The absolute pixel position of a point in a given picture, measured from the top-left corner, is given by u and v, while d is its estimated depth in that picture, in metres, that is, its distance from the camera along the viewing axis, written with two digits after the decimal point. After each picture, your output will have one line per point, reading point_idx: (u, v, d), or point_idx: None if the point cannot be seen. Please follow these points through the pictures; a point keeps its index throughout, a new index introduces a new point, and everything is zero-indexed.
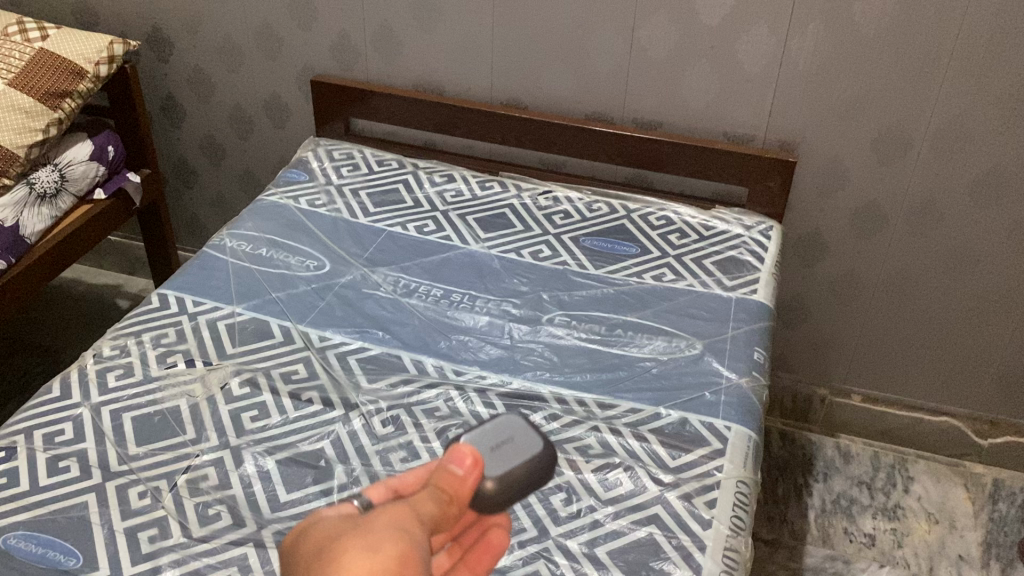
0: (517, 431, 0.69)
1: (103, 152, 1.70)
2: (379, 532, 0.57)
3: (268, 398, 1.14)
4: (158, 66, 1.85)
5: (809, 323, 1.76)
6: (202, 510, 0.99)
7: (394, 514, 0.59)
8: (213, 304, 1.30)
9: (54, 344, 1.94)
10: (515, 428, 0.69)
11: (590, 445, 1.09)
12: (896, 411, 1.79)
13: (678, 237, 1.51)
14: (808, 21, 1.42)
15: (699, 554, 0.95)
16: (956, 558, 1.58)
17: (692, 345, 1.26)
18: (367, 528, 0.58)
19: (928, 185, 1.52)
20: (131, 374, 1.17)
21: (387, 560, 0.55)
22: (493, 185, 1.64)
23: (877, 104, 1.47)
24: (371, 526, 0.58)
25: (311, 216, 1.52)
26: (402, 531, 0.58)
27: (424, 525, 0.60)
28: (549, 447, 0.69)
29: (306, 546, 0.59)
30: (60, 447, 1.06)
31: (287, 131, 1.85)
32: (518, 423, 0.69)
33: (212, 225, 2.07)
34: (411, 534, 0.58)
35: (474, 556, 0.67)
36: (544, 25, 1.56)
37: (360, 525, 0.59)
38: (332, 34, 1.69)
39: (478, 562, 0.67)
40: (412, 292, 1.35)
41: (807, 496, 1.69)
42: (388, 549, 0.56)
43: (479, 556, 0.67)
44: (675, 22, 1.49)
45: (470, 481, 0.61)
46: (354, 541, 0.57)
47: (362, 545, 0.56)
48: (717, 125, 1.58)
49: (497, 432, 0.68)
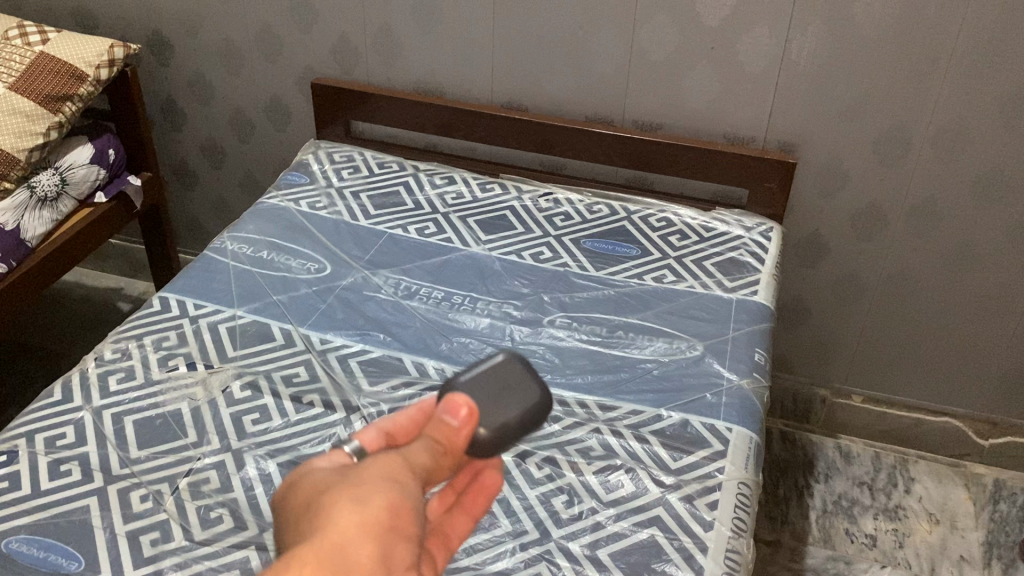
0: (514, 378, 0.71)
1: (103, 155, 1.71)
2: (370, 483, 0.59)
3: (269, 401, 1.14)
4: (159, 69, 1.85)
5: (809, 324, 1.76)
6: (203, 513, 0.99)
7: (384, 464, 0.61)
8: (214, 308, 1.30)
9: (54, 347, 1.94)
10: (514, 374, 0.71)
11: (592, 446, 1.09)
12: (897, 411, 1.79)
13: (678, 239, 1.51)
14: (807, 23, 1.42)
15: (701, 556, 0.96)
16: (957, 559, 1.58)
17: (693, 347, 1.26)
18: (358, 478, 0.60)
19: (928, 186, 1.53)
20: (132, 377, 1.17)
21: (375, 512, 0.57)
22: (493, 187, 1.64)
23: (877, 105, 1.47)
24: (362, 477, 0.60)
25: (311, 218, 1.52)
26: (392, 480, 0.60)
27: (414, 472, 0.62)
28: (546, 393, 0.71)
29: (298, 494, 0.61)
30: (61, 451, 1.06)
31: (287, 133, 1.85)
32: (517, 370, 0.71)
33: (212, 227, 2.07)
34: (400, 486, 0.60)
35: (472, 499, 0.70)
36: (544, 27, 1.56)
37: (350, 475, 0.61)
38: (332, 37, 1.69)
39: (473, 504, 0.70)
40: (413, 294, 1.35)
41: (808, 497, 1.69)
42: (377, 502, 0.58)
43: (473, 498, 0.70)
44: (676, 24, 1.49)
45: (463, 432, 0.63)
46: (344, 492, 0.59)
47: (355, 494, 0.58)
48: (717, 127, 1.58)
49: (492, 379, 0.70)
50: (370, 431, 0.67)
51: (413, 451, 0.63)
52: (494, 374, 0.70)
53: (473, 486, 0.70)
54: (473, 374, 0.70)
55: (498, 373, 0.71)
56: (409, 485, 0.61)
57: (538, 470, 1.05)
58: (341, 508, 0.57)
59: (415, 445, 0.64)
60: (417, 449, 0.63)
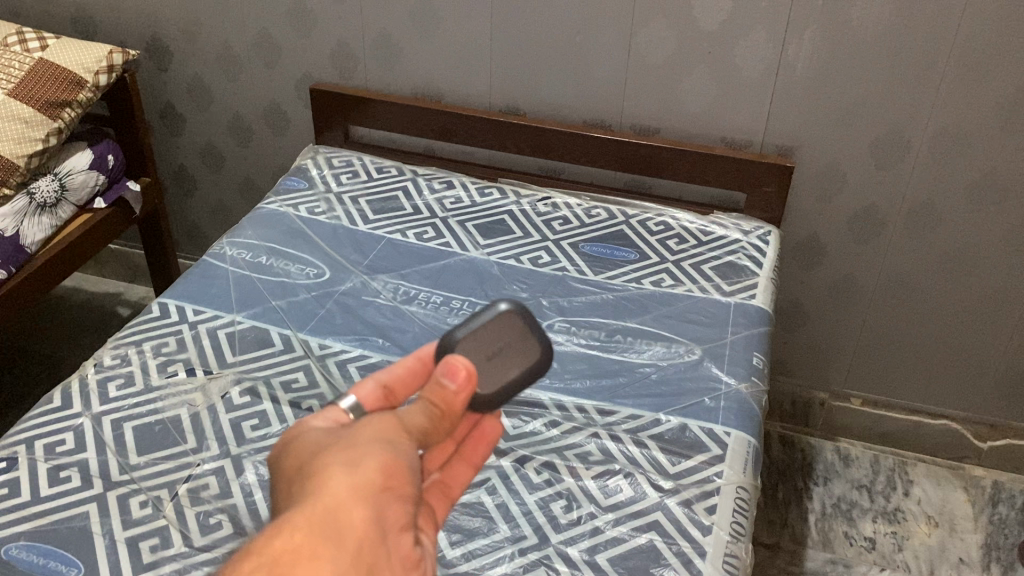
0: (514, 334, 0.78)
1: (102, 160, 1.71)
2: (364, 445, 0.64)
3: (268, 406, 1.15)
4: (158, 75, 1.85)
5: (808, 327, 1.76)
6: (203, 519, 1.00)
7: (379, 426, 0.66)
8: (214, 314, 1.30)
9: (54, 351, 1.95)
10: (514, 332, 0.78)
11: (590, 451, 1.09)
12: (896, 413, 1.79)
13: (676, 243, 1.51)
14: (804, 27, 1.43)
15: (699, 560, 0.96)
16: (956, 561, 1.58)
17: (692, 351, 1.26)
18: (352, 440, 0.64)
19: (925, 189, 1.53)
20: (131, 383, 1.17)
21: (370, 475, 0.62)
22: (492, 192, 1.64)
23: (875, 108, 1.48)
24: (356, 439, 0.64)
25: (310, 223, 1.52)
26: (387, 442, 0.65)
27: (407, 434, 0.67)
28: (546, 352, 0.79)
29: (293, 454, 0.65)
30: (61, 457, 1.06)
31: (286, 139, 1.85)
32: (518, 327, 0.78)
33: (212, 232, 2.07)
34: (394, 449, 0.64)
35: (471, 446, 0.79)
36: (543, 32, 1.56)
37: (346, 438, 0.65)
38: (331, 42, 1.70)
39: (474, 452, 0.79)
40: (412, 299, 1.35)
41: (807, 500, 1.69)
42: (372, 464, 0.62)
43: (474, 447, 0.79)
44: (674, 29, 1.49)
45: (462, 394, 0.67)
46: (339, 454, 0.63)
47: (350, 457, 0.63)
48: (715, 131, 1.58)
49: (493, 338, 0.77)
50: (367, 385, 0.72)
51: (409, 414, 0.67)
52: (494, 330, 0.78)
53: (473, 436, 0.79)
54: (473, 329, 0.77)
55: (498, 328, 0.78)
56: (403, 446, 0.65)
57: (537, 475, 1.06)
58: (337, 471, 0.61)
59: (411, 408, 0.68)
60: (414, 412, 0.67)
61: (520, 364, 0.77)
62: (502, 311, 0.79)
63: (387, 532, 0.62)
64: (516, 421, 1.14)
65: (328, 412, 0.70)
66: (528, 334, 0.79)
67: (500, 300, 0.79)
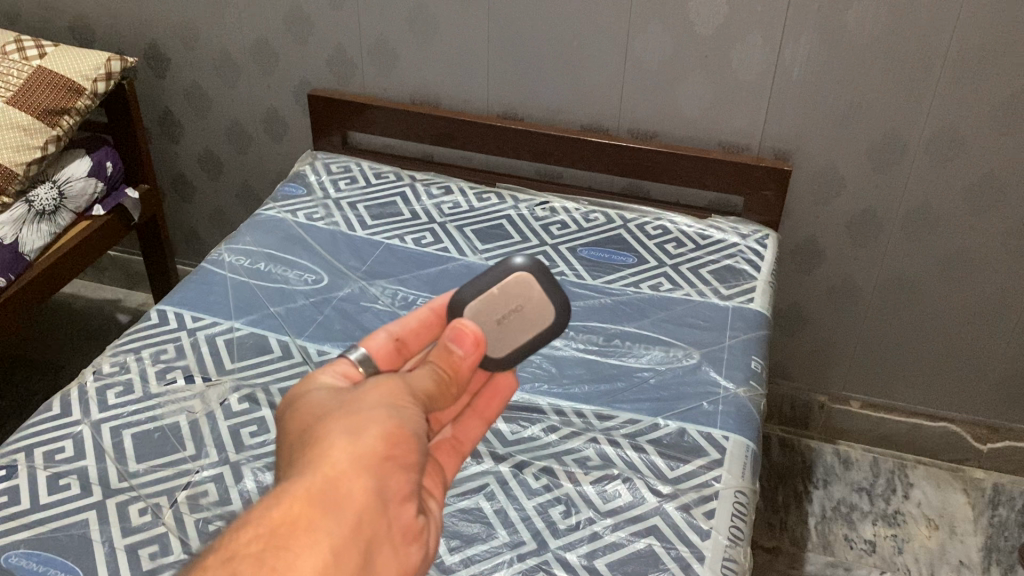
0: (528, 295, 0.82)
1: (102, 167, 1.72)
2: (368, 411, 0.65)
3: (267, 413, 1.15)
4: (156, 82, 1.85)
5: (806, 331, 1.76)
6: (202, 526, 1.00)
7: (383, 393, 0.68)
8: (212, 320, 1.30)
9: (53, 358, 1.95)
10: (527, 295, 0.82)
11: (589, 456, 1.09)
12: (894, 416, 1.79)
13: (674, 247, 1.51)
14: (800, 31, 1.43)
15: (698, 565, 0.96)
16: (957, 564, 1.58)
17: (690, 355, 1.26)
18: (355, 408, 0.66)
19: (923, 191, 1.53)
20: (131, 391, 1.17)
21: (373, 442, 0.63)
22: (490, 196, 1.65)
23: (872, 111, 1.48)
24: (360, 406, 0.66)
25: (308, 229, 1.52)
26: (391, 408, 0.66)
27: (411, 401, 0.68)
28: (561, 313, 0.83)
29: (297, 422, 0.66)
30: (60, 465, 1.06)
31: (284, 145, 1.86)
32: (531, 290, 0.82)
33: (211, 238, 2.07)
34: (396, 415, 0.66)
35: (484, 402, 0.84)
36: (540, 37, 1.57)
37: (349, 405, 0.67)
38: (329, 48, 1.70)
39: (488, 406, 0.84)
40: (410, 304, 1.36)
41: (807, 503, 1.69)
42: (375, 431, 0.64)
43: (488, 401, 0.84)
44: (670, 34, 1.50)
45: (470, 359, 0.72)
46: (341, 422, 0.64)
47: (353, 425, 0.64)
48: (712, 135, 1.59)
49: (507, 299, 0.82)
50: (379, 337, 0.77)
51: (416, 375, 0.71)
52: (507, 290, 0.82)
53: (486, 390, 0.84)
54: (486, 290, 0.81)
55: (510, 288, 0.82)
56: (406, 413, 0.67)
57: (535, 481, 1.06)
58: (339, 439, 0.62)
59: (418, 370, 0.71)
60: (422, 374, 0.71)
61: (533, 324, 0.82)
62: (516, 270, 0.82)
63: (388, 501, 0.63)
64: (515, 426, 1.14)
65: (336, 365, 0.74)
66: (543, 294, 0.82)
67: (514, 255, 0.83)
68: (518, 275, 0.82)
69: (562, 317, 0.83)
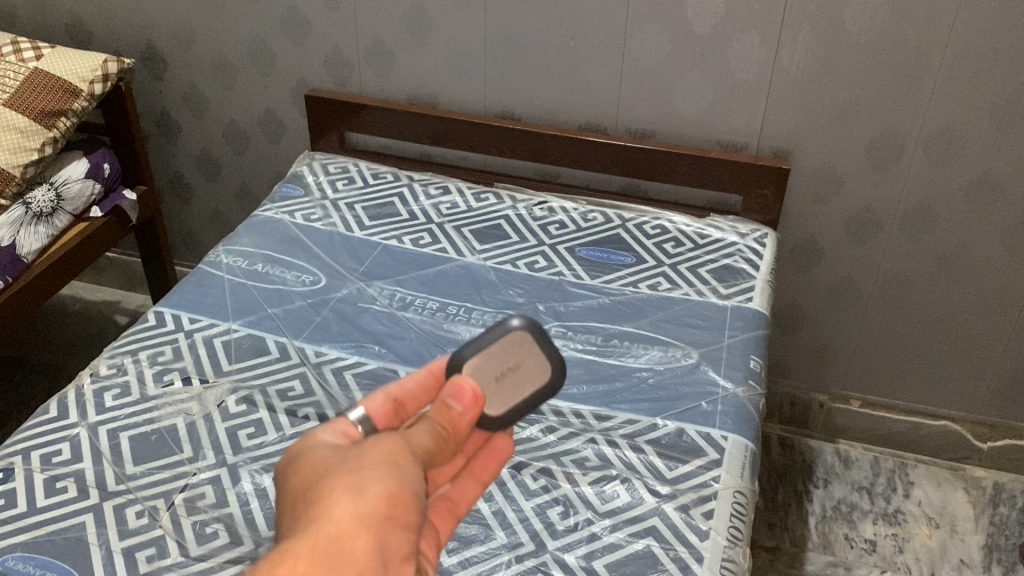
0: (525, 353, 0.79)
1: (99, 169, 1.71)
2: (369, 469, 0.63)
3: (264, 415, 1.14)
4: (153, 83, 1.85)
5: (806, 330, 1.76)
6: (199, 529, 0.99)
7: (386, 448, 0.65)
8: (209, 322, 1.30)
9: (51, 359, 1.95)
10: (523, 353, 0.79)
11: (588, 457, 1.09)
12: (893, 415, 1.79)
13: (672, 246, 1.51)
14: (798, 29, 1.43)
15: (697, 565, 0.95)
16: (957, 563, 1.58)
17: (688, 355, 1.26)
18: (358, 464, 0.63)
19: (922, 190, 1.53)
20: (128, 393, 1.17)
21: (374, 501, 0.60)
22: (487, 196, 1.64)
23: (870, 109, 1.47)
24: (362, 462, 0.64)
25: (306, 231, 1.52)
26: (392, 466, 0.63)
27: (413, 458, 0.66)
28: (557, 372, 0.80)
29: (298, 478, 0.64)
30: (57, 467, 1.06)
31: (282, 146, 1.85)
32: (528, 349, 0.79)
33: (209, 240, 2.07)
34: (398, 473, 0.63)
35: (481, 463, 0.79)
36: (537, 37, 1.56)
37: (352, 460, 0.64)
38: (326, 49, 1.70)
39: (484, 468, 0.79)
40: (408, 305, 1.35)
41: (807, 502, 1.69)
42: (376, 490, 0.61)
43: (485, 463, 0.79)
44: (667, 34, 1.49)
45: (469, 415, 0.71)
46: (344, 479, 0.62)
47: (355, 482, 0.61)
48: (710, 134, 1.58)
49: (503, 357, 0.78)
50: (378, 396, 0.73)
51: (415, 432, 0.68)
52: (504, 348, 0.78)
53: (484, 451, 0.79)
54: (482, 348, 0.77)
55: (507, 345, 0.78)
56: (408, 471, 0.64)
57: (533, 482, 1.05)
58: (340, 498, 0.60)
59: (418, 426, 0.69)
60: (421, 430, 0.69)
61: (530, 383, 0.78)
62: (513, 328, 0.79)
63: (389, 564, 0.60)
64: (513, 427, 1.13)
65: (336, 424, 0.70)
66: (539, 352, 0.79)
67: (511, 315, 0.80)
68: (514, 334, 0.78)
69: (559, 373, 0.80)
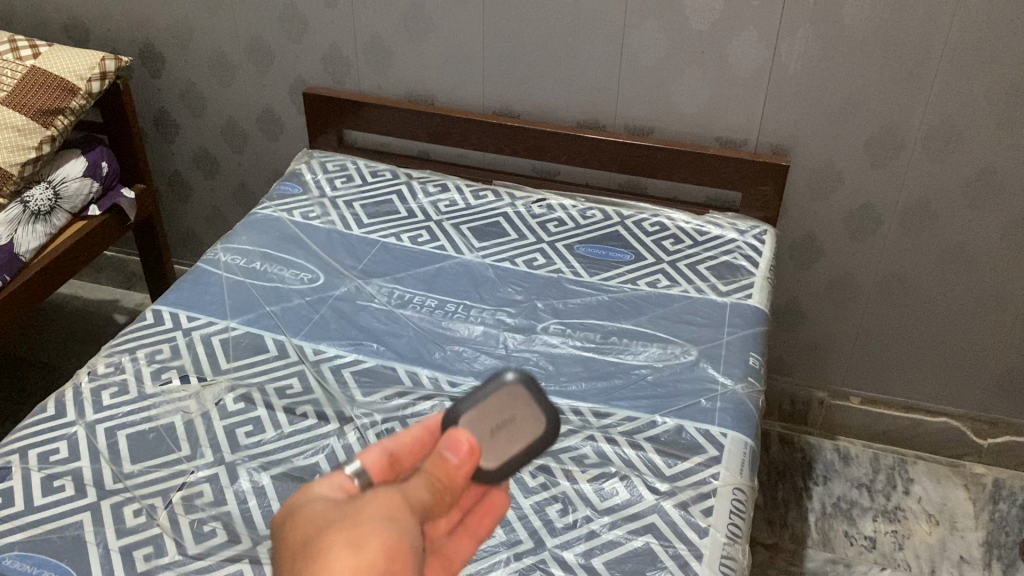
0: (521, 407, 0.73)
1: (96, 167, 1.71)
2: (368, 523, 0.57)
3: (262, 413, 1.14)
4: (151, 81, 1.85)
5: (806, 327, 1.76)
6: (197, 527, 0.99)
7: (384, 500, 0.60)
8: (208, 320, 1.30)
9: (50, 357, 1.95)
10: (519, 405, 0.73)
11: (586, 454, 1.09)
12: (893, 412, 1.78)
13: (671, 243, 1.50)
14: (797, 25, 1.42)
15: (696, 563, 0.95)
16: (957, 560, 1.58)
17: (687, 352, 1.26)
18: (356, 517, 0.58)
19: (921, 186, 1.52)
20: (125, 391, 1.17)
21: (374, 559, 0.55)
22: (486, 194, 1.64)
23: (869, 105, 1.47)
24: (361, 515, 0.58)
25: (305, 229, 1.52)
26: (392, 521, 0.58)
27: (413, 514, 0.60)
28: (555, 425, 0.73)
29: (293, 533, 0.58)
30: (55, 466, 1.06)
31: (280, 144, 1.85)
32: (524, 400, 0.73)
33: (208, 238, 2.07)
34: (399, 530, 0.58)
35: (475, 520, 0.72)
36: (535, 34, 1.56)
37: (349, 515, 0.58)
38: (323, 46, 1.69)
39: (478, 525, 0.72)
40: (407, 303, 1.35)
41: (807, 499, 1.69)
42: (377, 547, 0.55)
43: (479, 519, 0.72)
44: (666, 30, 1.49)
45: (464, 469, 0.63)
46: (342, 535, 0.56)
47: (353, 538, 0.56)
48: (709, 130, 1.58)
49: (499, 410, 0.72)
50: (374, 451, 0.67)
51: (412, 487, 0.62)
52: (500, 401, 0.73)
53: (480, 506, 0.72)
54: (476, 402, 0.72)
55: (502, 399, 0.73)
56: (408, 527, 0.58)
57: (532, 479, 1.05)
58: (339, 555, 0.55)
59: (413, 481, 0.62)
60: (417, 486, 0.62)
61: (527, 437, 0.72)
62: (507, 381, 0.73)
63: None
64: None
65: (334, 477, 0.64)
66: (534, 402, 0.73)
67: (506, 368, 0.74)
68: (509, 388, 0.73)
69: (556, 423, 0.72)
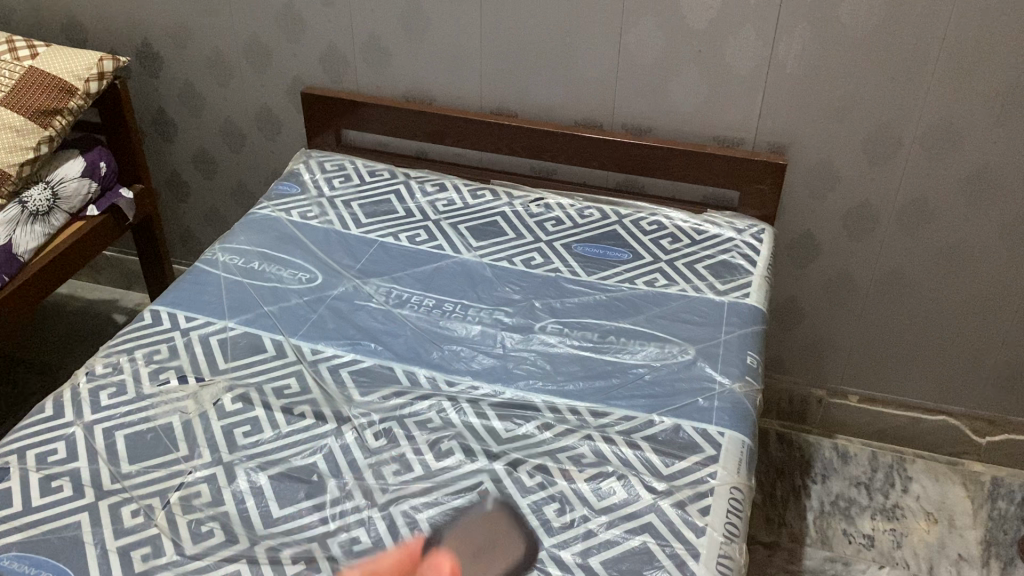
0: (497, 532, 0.99)
1: (95, 167, 1.71)
2: None
3: (260, 413, 1.14)
4: (149, 81, 1.85)
5: (805, 325, 1.76)
6: (194, 527, 0.99)
7: None
8: (206, 320, 1.30)
9: (49, 357, 1.95)
10: (495, 527, 0.99)
11: (584, 454, 1.09)
12: (892, 410, 1.79)
13: (669, 242, 1.50)
14: (794, 24, 1.42)
15: (693, 562, 0.95)
16: (956, 558, 1.58)
17: (685, 351, 1.26)
18: None
19: (919, 185, 1.52)
20: (123, 391, 1.17)
21: None
22: (484, 193, 1.64)
23: (866, 104, 1.47)
24: None
25: (303, 228, 1.52)
26: None
27: None
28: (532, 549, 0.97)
29: None
30: (53, 466, 1.06)
31: (278, 143, 1.85)
32: (499, 520, 1.00)
33: (206, 238, 2.07)
34: None
35: None
36: (533, 33, 1.56)
37: None
38: (321, 45, 1.69)
39: None
40: (404, 302, 1.35)
41: (806, 498, 1.69)
42: None
43: None
44: (663, 30, 1.49)
45: None
46: None
47: None
48: (706, 129, 1.58)
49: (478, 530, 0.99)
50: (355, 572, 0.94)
51: None
52: (480, 525, 1.00)
53: None
54: (462, 527, 0.99)
55: (480, 525, 1.00)
56: None
57: (530, 479, 1.05)
58: None
59: None
60: None
61: (502, 560, 0.95)
62: (489, 509, 1.01)
63: None
64: (509, 423, 1.13)
65: None
66: (511, 529, 0.99)
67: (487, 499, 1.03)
68: (489, 509, 1.01)
69: (531, 543, 0.97)
